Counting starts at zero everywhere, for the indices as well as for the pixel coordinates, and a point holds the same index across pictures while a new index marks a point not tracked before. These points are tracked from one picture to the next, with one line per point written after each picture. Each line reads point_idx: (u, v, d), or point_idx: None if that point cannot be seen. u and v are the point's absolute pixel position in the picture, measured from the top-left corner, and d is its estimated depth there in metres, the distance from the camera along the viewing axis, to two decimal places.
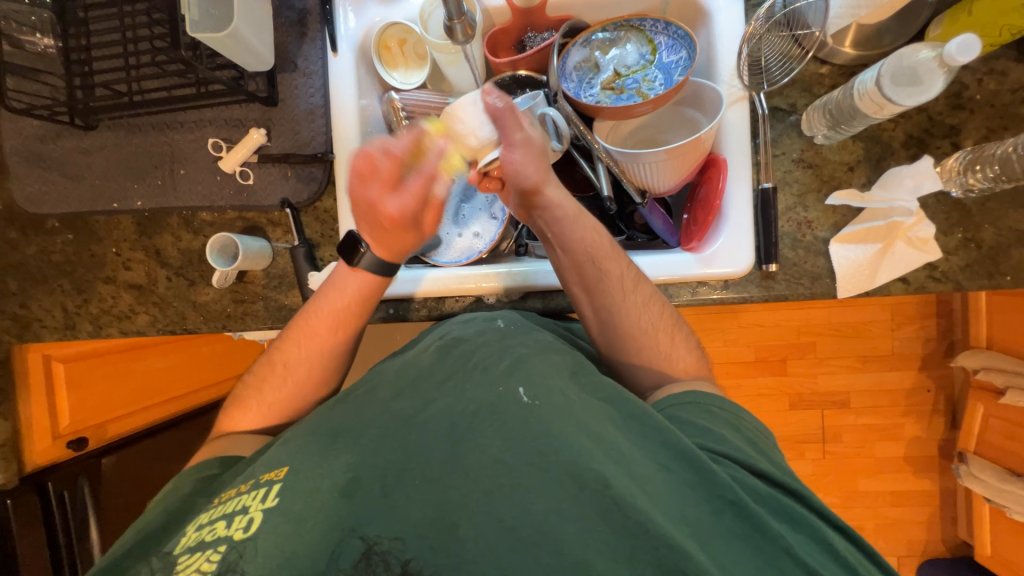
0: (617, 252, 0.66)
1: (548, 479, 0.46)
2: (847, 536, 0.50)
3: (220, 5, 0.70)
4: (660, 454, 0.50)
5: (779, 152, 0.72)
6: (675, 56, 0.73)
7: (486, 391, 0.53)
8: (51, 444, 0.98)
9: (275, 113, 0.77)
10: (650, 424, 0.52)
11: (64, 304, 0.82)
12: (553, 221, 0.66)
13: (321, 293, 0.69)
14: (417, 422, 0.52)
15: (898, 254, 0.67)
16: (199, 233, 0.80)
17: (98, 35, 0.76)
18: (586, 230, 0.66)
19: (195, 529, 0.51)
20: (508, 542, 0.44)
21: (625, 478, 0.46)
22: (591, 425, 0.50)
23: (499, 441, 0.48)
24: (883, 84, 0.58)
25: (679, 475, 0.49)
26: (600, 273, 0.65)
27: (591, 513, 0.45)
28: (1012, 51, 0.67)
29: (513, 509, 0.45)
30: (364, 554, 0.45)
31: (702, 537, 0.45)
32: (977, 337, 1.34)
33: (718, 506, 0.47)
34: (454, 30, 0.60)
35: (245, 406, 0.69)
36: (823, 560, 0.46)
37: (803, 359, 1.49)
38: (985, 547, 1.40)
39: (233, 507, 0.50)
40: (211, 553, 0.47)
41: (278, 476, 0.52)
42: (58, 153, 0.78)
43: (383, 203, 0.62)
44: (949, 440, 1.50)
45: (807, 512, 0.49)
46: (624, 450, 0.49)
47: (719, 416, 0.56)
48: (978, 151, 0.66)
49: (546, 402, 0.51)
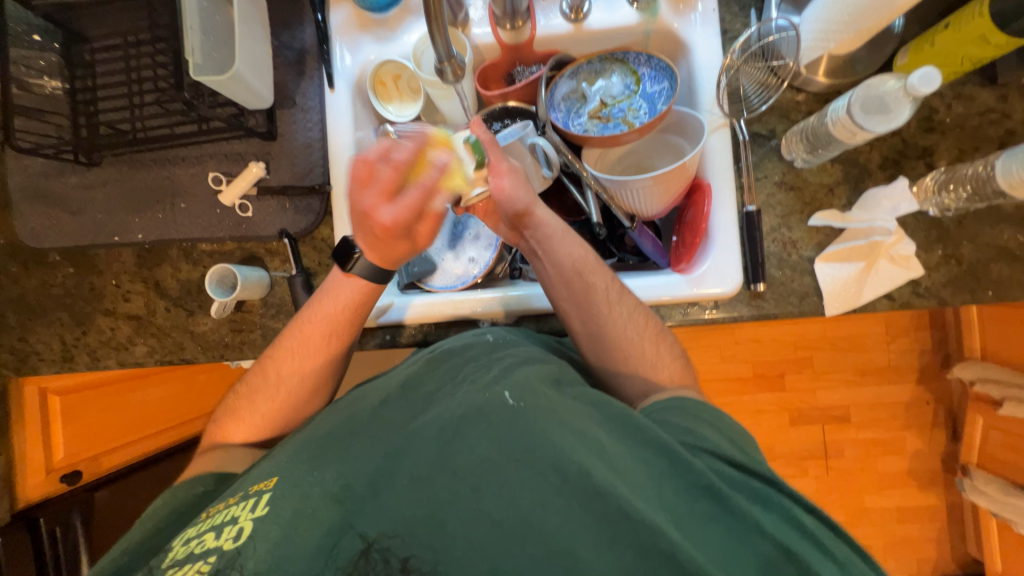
0: (601, 265, 0.69)
1: (533, 475, 0.47)
2: (819, 517, 0.50)
3: (222, 48, 0.73)
4: (640, 449, 0.51)
5: (761, 175, 0.74)
6: (658, 86, 0.76)
7: (472, 397, 0.53)
8: (43, 479, 0.97)
9: (274, 147, 0.79)
10: (628, 419, 0.53)
11: (62, 337, 0.82)
12: (544, 239, 0.69)
13: (313, 301, 0.69)
14: (408, 430, 0.53)
15: (881, 271, 0.69)
16: (199, 264, 0.81)
17: (104, 76, 0.80)
18: (572, 246, 0.69)
19: (182, 543, 0.51)
20: (495, 536, 0.45)
21: (606, 468, 0.47)
22: (576, 423, 0.51)
23: (486, 442, 0.49)
24: (855, 113, 0.61)
25: (659, 467, 0.50)
26: (586, 286, 0.67)
27: (575, 503, 0.46)
28: (977, 77, 0.71)
29: (502, 505, 0.46)
30: (364, 552, 0.46)
31: (680, 522, 0.46)
32: (971, 348, 1.35)
33: (695, 492, 0.48)
34: (445, 72, 0.62)
35: (260, 419, 0.68)
36: (793, 536, 0.47)
37: (801, 374, 1.49)
38: (996, 563, 1.37)
39: (222, 518, 0.51)
40: (201, 564, 0.47)
41: (268, 486, 0.52)
42: (61, 189, 0.80)
43: (377, 212, 0.59)
44: (952, 453, 1.49)
45: (781, 496, 0.50)
46: (607, 444, 0.50)
47: (701, 416, 0.57)
48: (951, 172, 0.68)
49: (530, 402, 0.51)
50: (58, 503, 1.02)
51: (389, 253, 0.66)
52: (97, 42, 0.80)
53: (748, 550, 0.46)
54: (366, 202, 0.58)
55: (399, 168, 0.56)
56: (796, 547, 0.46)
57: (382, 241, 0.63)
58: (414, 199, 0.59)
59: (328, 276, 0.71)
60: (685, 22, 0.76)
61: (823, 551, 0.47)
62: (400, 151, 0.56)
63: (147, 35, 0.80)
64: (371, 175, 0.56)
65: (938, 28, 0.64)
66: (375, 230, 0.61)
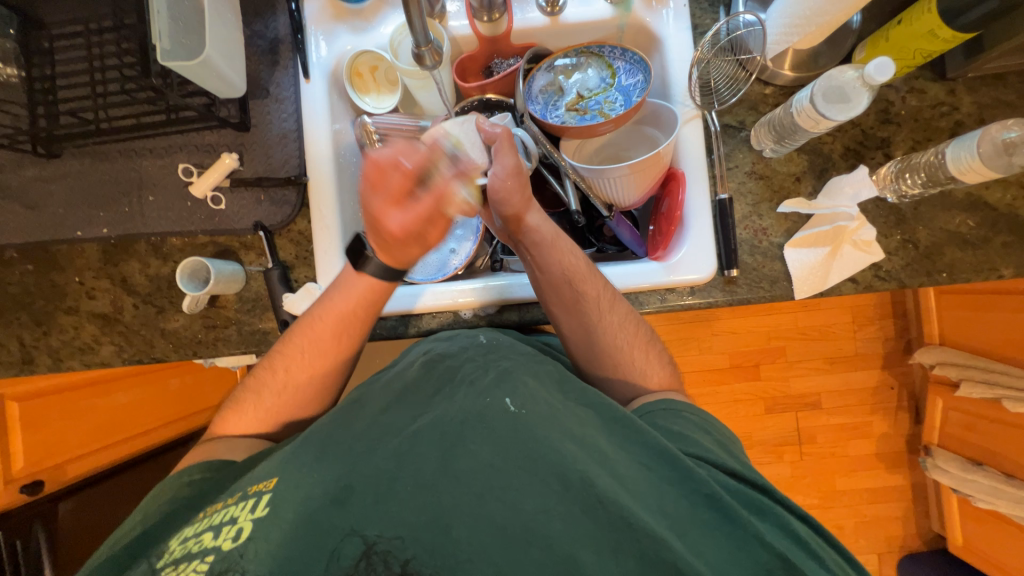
0: (593, 273, 0.70)
1: (537, 481, 0.48)
2: (809, 525, 0.53)
3: (190, 34, 0.71)
4: (641, 456, 0.53)
5: (733, 165, 0.77)
6: (633, 79, 0.78)
7: (472, 401, 0.55)
8: (1, 490, 0.93)
9: (248, 138, 0.77)
10: (630, 427, 0.55)
11: (21, 337, 0.78)
12: (533, 245, 0.70)
13: (325, 296, 0.69)
14: (407, 433, 0.53)
15: (845, 256, 0.72)
16: (169, 259, 0.78)
17: (63, 64, 0.76)
18: (562, 253, 0.69)
19: (179, 542, 0.49)
20: (499, 542, 0.45)
21: (608, 478, 0.49)
22: (577, 433, 0.53)
23: (488, 447, 0.50)
24: (817, 103, 0.64)
25: (659, 474, 0.52)
26: (578, 294, 0.68)
27: (577, 511, 0.47)
28: (929, 72, 0.75)
29: (504, 511, 0.47)
30: (364, 554, 0.45)
31: (680, 530, 0.48)
32: (930, 334, 1.42)
33: (695, 500, 0.50)
34: (422, 56, 0.62)
35: (251, 399, 0.68)
36: (789, 546, 0.49)
37: (774, 363, 1.55)
38: (957, 537, 1.45)
39: (221, 518, 0.49)
40: (198, 563, 0.46)
41: (268, 487, 0.51)
42: (17, 182, 0.76)
43: (387, 218, 0.60)
44: (915, 434, 1.57)
45: (775, 505, 0.52)
46: (607, 453, 0.52)
47: (693, 420, 0.60)
48: (906, 161, 0.72)
49: (531, 410, 0.53)
50: (21, 513, 0.99)
51: (403, 257, 0.66)
52: (55, 28, 0.77)
53: (749, 560, 0.47)
54: (375, 206, 0.59)
55: (438, 200, 0.62)
56: (794, 558, 0.48)
57: (394, 245, 0.64)
58: (427, 206, 0.61)
59: (341, 271, 0.70)
60: (657, 17, 0.78)
61: (820, 563, 0.49)
62: (441, 184, 0.62)
63: (109, 22, 0.77)
64: (399, 192, 0.59)
65: (891, 25, 0.68)
66: (387, 235, 0.62)
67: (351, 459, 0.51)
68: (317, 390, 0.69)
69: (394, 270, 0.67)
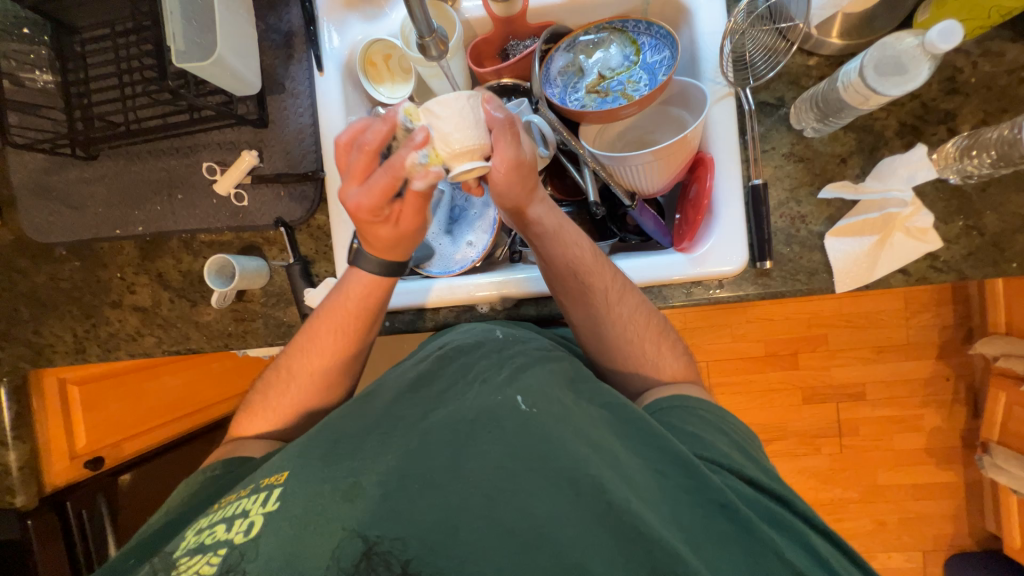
0: (601, 263, 0.66)
1: (548, 485, 0.47)
2: (832, 541, 0.50)
3: (205, 33, 0.72)
4: (656, 461, 0.51)
5: (769, 147, 0.70)
6: (658, 55, 0.72)
7: (484, 399, 0.55)
8: (67, 465, 1.01)
9: (267, 134, 0.78)
10: (646, 429, 0.53)
11: (73, 329, 0.84)
12: (534, 236, 0.67)
13: (327, 297, 0.69)
14: (419, 430, 0.54)
15: (895, 245, 0.66)
16: (199, 255, 0.82)
17: (94, 68, 0.79)
18: (568, 245, 0.66)
19: (194, 533, 0.52)
20: (508, 545, 0.45)
21: (621, 483, 0.48)
22: (590, 434, 0.52)
23: (499, 448, 0.50)
24: (866, 75, 0.58)
25: (674, 480, 0.50)
26: (584, 287, 0.66)
27: (589, 517, 0.46)
28: (1007, 32, 0.65)
29: (514, 514, 0.46)
30: (364, 554, 0.45)
31: (695, 541, 0.46)
32: (995, 322, 1.29)
33: (711, 510, 0.48)
34: (427, 47, 0.59)
35: (276, 389, 0.70)
36: (809, 564, 0.46)
37: (814, 352, 1.46)
38: (1015, 540, 1.34)
39: (233, 511, 0.52)
40: (211, 556, 0.48)
41: (278, 481, 0.52)
42: (61, 183, 0.81)
43: (347, 194, 0.57)
44: (972, 429, 1.45)
45: (795, 519, 0.49)
46: (621, 457, 0.50)
47: (709, 421, 0.57)
48: (974, 137, 0.64)
49: (545, 409, 0.53)
50: (89, 484, 1.05)
51: (380, 242, 0.63)
52: (85, 32, 0.79)
53: None
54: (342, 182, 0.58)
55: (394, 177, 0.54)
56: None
57: (364, 226, 0.60)
58: (384, 182, 0.55)
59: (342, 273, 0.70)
60: None
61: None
62: (399, 161, 0.54)
63: (132, 23, 0.79)
64: (360, 168, 0.56)
65: None
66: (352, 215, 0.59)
67: (362, 456, 0.52)
68: (325, 388, 0.71)
69: (388, 265, 0.67)
